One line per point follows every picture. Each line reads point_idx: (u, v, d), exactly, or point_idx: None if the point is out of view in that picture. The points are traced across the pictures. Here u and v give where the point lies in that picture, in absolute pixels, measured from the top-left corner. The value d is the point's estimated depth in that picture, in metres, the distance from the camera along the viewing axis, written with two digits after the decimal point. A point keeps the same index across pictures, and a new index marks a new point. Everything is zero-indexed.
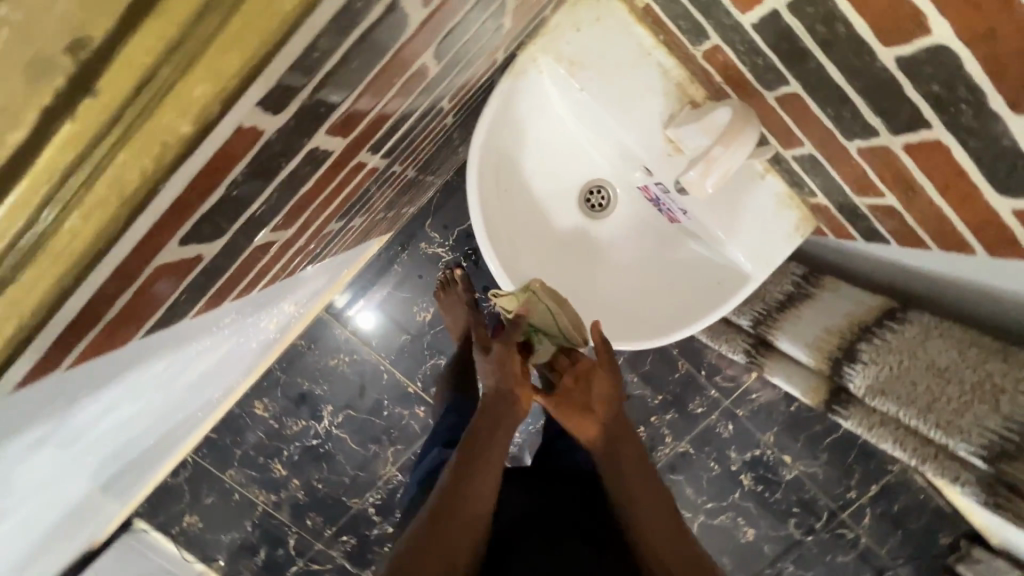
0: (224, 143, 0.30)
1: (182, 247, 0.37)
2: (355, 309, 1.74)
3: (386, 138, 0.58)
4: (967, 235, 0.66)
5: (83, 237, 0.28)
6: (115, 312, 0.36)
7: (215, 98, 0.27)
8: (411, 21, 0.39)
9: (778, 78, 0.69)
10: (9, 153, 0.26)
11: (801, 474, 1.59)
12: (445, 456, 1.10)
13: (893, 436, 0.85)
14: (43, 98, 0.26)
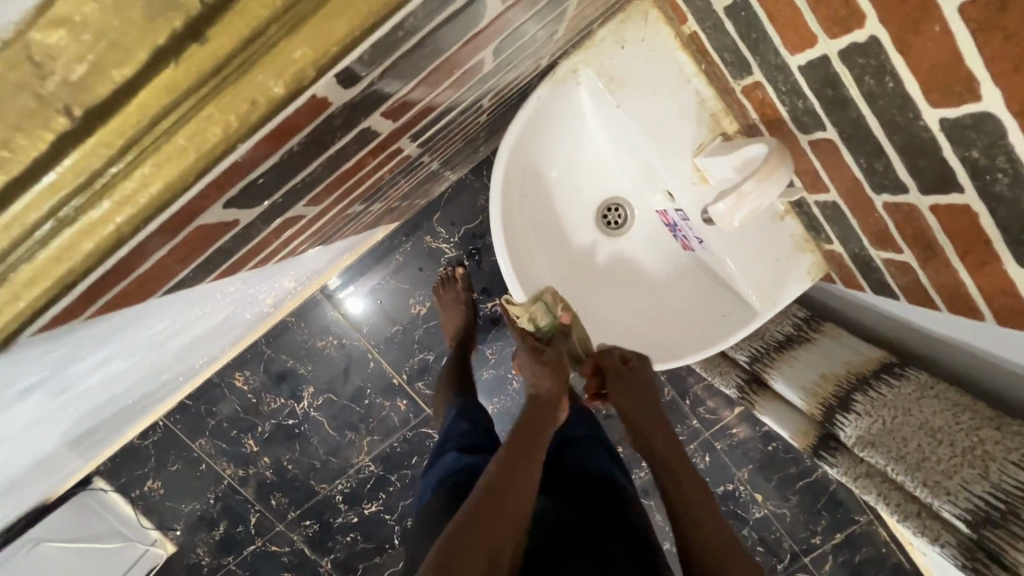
0: (296, 111, 0.31)
1: (223, 211, 0.36)
2: (343, 294, 1.72)
3: (424, 129, 0.57)
4: (979, 302, 0.67)
5: (154, 184, 0.30)
6: (148, 266, 0.36)
7: (312, 62, 0.29)
8: (483, 15, 0.38)
9: (815, 122, 0.70)
10: (96, 98, 0.27)
11: (769, 513, 1.60)
12: (461, 461, 1.08)
13: (878, 489, 0.85)
14: (143, 46, 0.26)
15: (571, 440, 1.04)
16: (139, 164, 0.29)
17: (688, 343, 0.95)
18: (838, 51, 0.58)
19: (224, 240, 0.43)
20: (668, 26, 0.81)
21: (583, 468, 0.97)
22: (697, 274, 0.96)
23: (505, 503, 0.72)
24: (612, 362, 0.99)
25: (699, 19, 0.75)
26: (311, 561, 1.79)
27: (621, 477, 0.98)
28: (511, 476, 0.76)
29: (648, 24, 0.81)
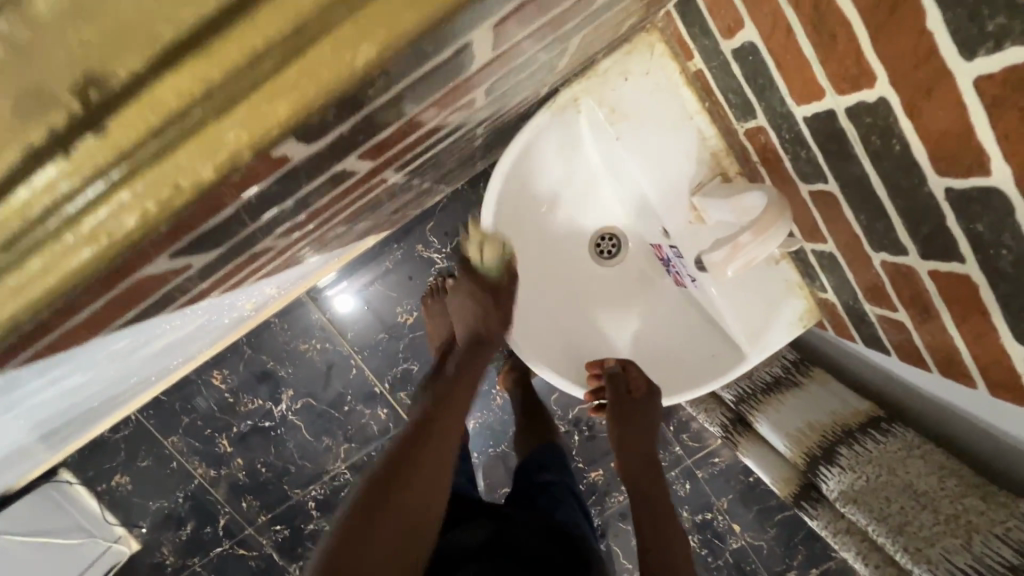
0: (240, 183, 0.27)
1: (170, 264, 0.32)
2: (336, 290, 1.69)
3: (411, 158, 0.55)
4: (972, 370, 0.65)
5: (67, 266, 0.25)
6: (82, 320, 0.32)
7: (245, 145, 0.24)
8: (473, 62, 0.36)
9: (816, 173, 0.68)
10: (6, 164, 0.23)
11: (747, 545, 1.58)
12: None
13: (857, 547, 0.84)
14: (60, 105, 0.23)
15: (544, 489, 1.01)
16: (63, 234, 0.25)
17: (674, 382, 0.94)
18: (846, 107, 0.56)
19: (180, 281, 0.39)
20: (674, 61, 0.79)
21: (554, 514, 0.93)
22: (687, 313, 0.93)
23: (437, 436, 0.69)
24: (619, 388, 0.95)
25: (706, 57, 0.73)
26: (279, 567, 1.74)
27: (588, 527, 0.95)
28: (445, 411, 0.73)
29: (653, 57, 0.80)
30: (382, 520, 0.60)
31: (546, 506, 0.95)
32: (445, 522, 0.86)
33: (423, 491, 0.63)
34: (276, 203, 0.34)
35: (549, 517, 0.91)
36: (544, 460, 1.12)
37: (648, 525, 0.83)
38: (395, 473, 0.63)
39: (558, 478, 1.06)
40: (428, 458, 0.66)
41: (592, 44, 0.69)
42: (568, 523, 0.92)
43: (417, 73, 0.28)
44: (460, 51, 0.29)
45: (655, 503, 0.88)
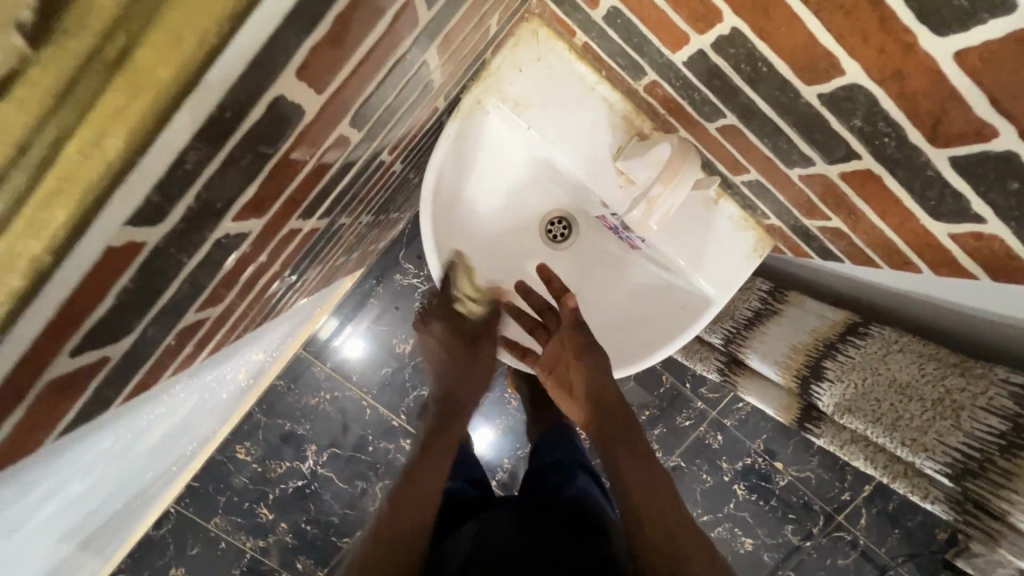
0: (94, 266, 0.27)
1: (75, 358, 0.32)
2: (342, 337, 1.73)
3: (319, 205, 0.57)
4: (912, 256, 0.66)
5: None
6: (6, 435, 0.32)
7: (50, 246, 0.25)
8: (321, 115, 0.38)
9: (715, 111, 0.70)
10: None
11: (795, 479, 1.58)
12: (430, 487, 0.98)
13: (864, 453, 0.85)
14: None
15: (552, 469, 1.03)
16: None
17: (646, 345, 0.94)
18: (710, 44, 0.58)
19: (107, 376, 0.40)
20: (560, 41, 0.81)
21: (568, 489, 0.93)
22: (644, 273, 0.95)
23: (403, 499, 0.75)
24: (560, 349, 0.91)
25: (585, 30, 0.75)
26: None
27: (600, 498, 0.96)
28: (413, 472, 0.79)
29: (540, 42, 0.82)
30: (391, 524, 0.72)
31: (555, 482, 0.97)
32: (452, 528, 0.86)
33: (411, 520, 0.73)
34: (173, 276, 0.36)
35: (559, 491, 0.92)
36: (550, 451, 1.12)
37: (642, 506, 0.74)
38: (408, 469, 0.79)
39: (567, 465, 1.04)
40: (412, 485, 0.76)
41: (475, 49, 0.71)
42: (579, 496, 0.91)
43: (242, 128, 0.29)
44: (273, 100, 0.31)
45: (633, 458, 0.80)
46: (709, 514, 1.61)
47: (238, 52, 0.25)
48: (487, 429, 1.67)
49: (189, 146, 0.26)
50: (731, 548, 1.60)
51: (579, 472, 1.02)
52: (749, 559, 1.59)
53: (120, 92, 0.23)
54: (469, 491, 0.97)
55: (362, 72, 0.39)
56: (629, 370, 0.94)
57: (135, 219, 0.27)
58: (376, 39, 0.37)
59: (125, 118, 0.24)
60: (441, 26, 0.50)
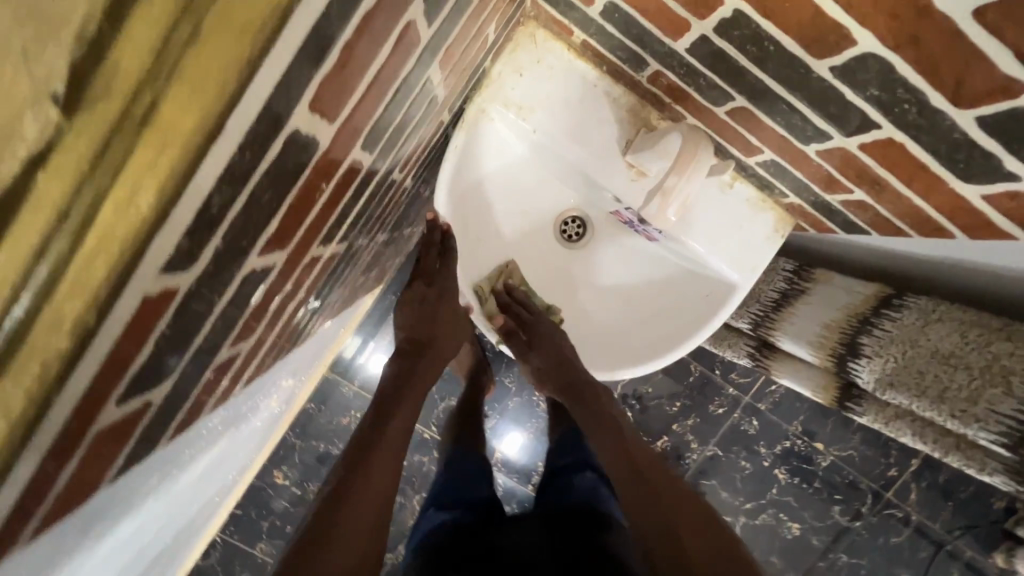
0: (132, 317, 0.27)
1: (120, 406, 0.32)
2: (365, 354, 1.75)
3: (337, 230, 0.57)
4: (944, 223, 0.64)
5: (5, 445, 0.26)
6: (60, 488, 0.33)
7: (90, 306, 0.24)
8: (334, 144, 0.38)
9: (722, 95, 0.68)
10: None
11: (837, 459, 1.55)
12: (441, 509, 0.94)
13: (911, 429, 0.83)
14: None
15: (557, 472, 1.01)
16: None
17: (671, 338, 0.93)
18: (712, 29, 0.57)
19: (150, 421, 0.40)
20: (558, 41, 0.81)
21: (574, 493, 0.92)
22: (666, 264, 0.95)
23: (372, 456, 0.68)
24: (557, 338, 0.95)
25: (583, 28, 0.74)
26: None
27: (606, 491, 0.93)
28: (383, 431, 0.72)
29: (538, 44, 0.81)
30: (348, 511, 0.62)
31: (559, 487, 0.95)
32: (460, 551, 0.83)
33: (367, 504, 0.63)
34: (205, 314, 0.36)
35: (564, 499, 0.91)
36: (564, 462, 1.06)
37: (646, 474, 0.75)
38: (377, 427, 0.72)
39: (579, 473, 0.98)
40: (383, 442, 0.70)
41: (474, 59, 0.71)
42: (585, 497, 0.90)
43: (263, 162, 0.29)
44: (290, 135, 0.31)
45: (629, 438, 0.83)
46: (751, 502, 1.58)
47: (259, 88, 0.25)
48: (518, 433, 1.66)
49: (215, 190, 0.26)
50: (778, 534, 1.56)
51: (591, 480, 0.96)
52: (798, 544, 1.55)
53: (159, 151, 0.22)
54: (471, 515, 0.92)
55: (371, 96, 0.39)
56: (657, 365, 0.93)
57: (168, 267, 0.27)
58: (382, 62, 0.37)
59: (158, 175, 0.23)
60: (443, 40, 0.49)
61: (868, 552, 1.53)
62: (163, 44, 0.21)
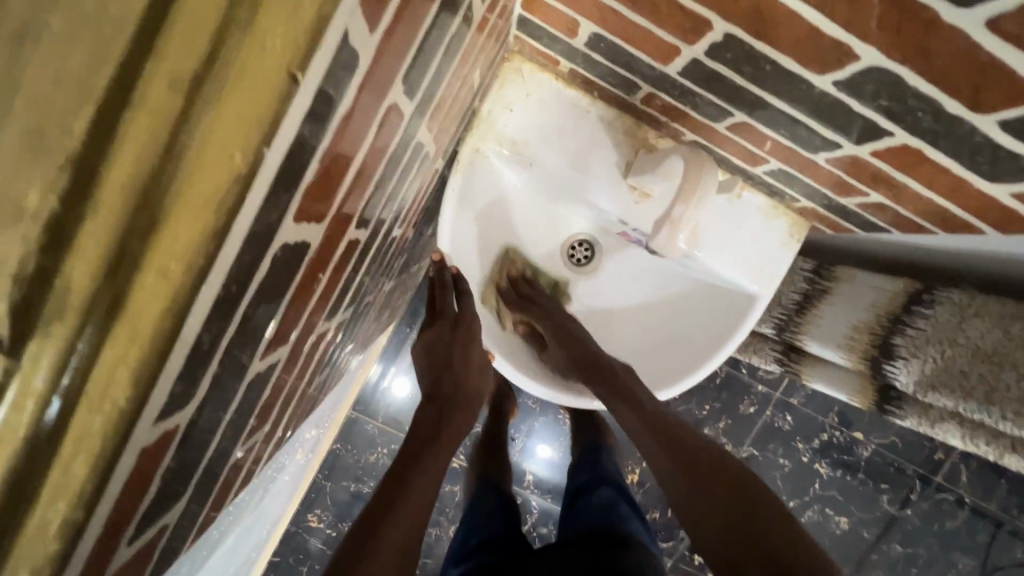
0: (132, 471, 0.25)
1: (133, 544, 0.31)
2: (388, 378, 1.73)
3: (341, 296, 0.56)
4: (972, 220, 0.61)
5: None
6: None
7: (84, 476, 0.23)
8: (325, 236, 0.37)
9: (720, 111, 0.66)
10: None
11: (879, 448, 1.49)
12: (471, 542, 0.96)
13: (960, 430, 0.78)
14: None
15: (577, 492, 1.03)
16: None
17: (694, 354, 0.89)
18: (703, 53, 0.55)
19: (169, 535, 0.39)
20: (545, 72, 0.80)
21: (595, 511, 0.93)
22: (680, 280, 0.92)
23: (407, 492, 0.65)
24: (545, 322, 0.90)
25: (569, 58, 0.73)
26: None
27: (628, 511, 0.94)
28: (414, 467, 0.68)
29: (526, 78, 0.80)
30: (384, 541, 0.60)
31: (582, 508, 0.97)
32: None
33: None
34: (214, 430, 0.35)
35: (587, 515, 0.93)
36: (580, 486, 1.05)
37: (670, 446, 0.73)
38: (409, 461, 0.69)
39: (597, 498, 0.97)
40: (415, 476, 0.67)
41: (462, 103, 0.69)
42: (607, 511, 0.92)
43: (254, 285, 0.28)
44: (278, 251, 0.29)
45: (654, 421, 0.77)
46: (795, 500, 1.52)
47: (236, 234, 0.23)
48: (550, 450, 1.64)
49: (204, 331, 0.25)
50: (827, 531, 1.51)
51: (609, 501, 0.96)
52: (848, 539, 1.50)
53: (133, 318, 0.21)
54: (492, 555, 0.90)
55: (359, 182, 0.38)
56: (682, 386, 0.89)
57: (163, 415, 0.25)
58: (366, 151, 0.36)
59: (138, 341, 0.21)
60: (427, 101, 0.48)
61: (923, 541, 1.47)
62: (133, 223, 0.20)
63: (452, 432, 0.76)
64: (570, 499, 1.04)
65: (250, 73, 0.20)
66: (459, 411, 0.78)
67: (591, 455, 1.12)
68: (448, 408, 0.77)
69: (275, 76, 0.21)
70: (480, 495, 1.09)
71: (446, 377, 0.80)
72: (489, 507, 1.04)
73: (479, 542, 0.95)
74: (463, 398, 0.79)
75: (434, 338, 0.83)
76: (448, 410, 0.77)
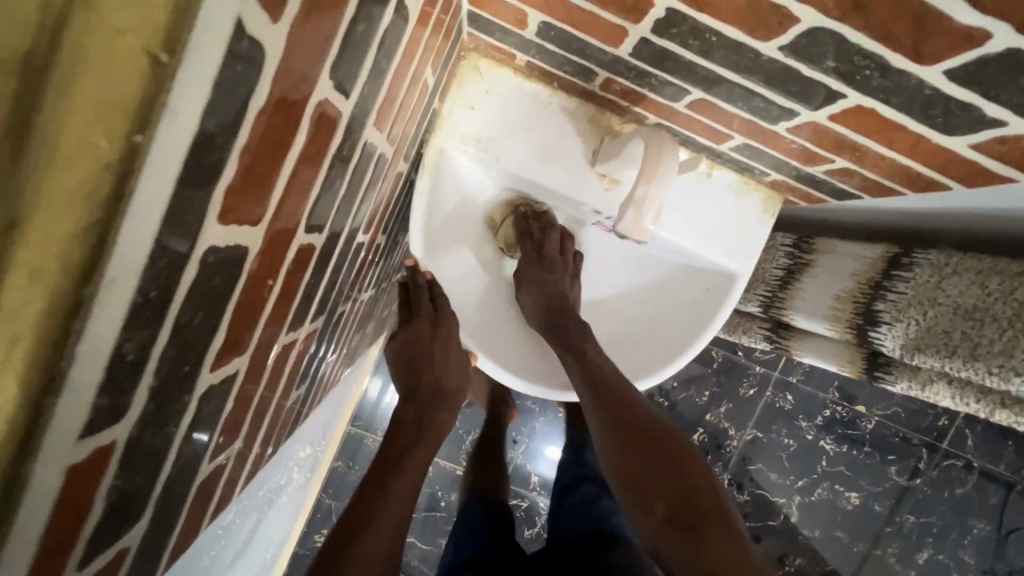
0: (60, 492, 0.25)
1: (81, 570, 0.30)
2: (390, 393, 1.71)
3: (307, 307, 0.55)
4: (937, 176, 0.61)
5: None
6: None
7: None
8: (267, 240, 0.36)
9: (678, 90, 0.66)
10: None
11: (882, 419, 1.48)
12: (461, 550, 0.97)
13: (948, 389, 0.77)
14: None
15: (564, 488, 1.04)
16: None
17: (680, 337, 0.89)
18: (649, 31, 0.54)
19: (134, 561, 0.38)
20: (503, 67, 0.79)
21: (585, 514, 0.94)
22: (659, 266, 0.91)
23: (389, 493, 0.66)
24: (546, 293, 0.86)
25: (524, 51, 0.72)
26: None
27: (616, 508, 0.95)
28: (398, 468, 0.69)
29: (484, 75, 0.80)
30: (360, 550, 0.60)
31: (569, 509, 0.98)
32: None
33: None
34: (166, 447, 0.34)
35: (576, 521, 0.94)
36: (565, 486, 1.05)
37: (640, 440, 0.70)
38: (392, 466, 0.70)
39: (582, 497, 0.98)
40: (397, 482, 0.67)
41: (420, 104, 0.68)
42: (594, 514, 0.93)
43: (180, 292, 0.27)
44: (204, 255, 0.28)
45: (623, 415, 0.73)
46: (803, 479, 1.52)
47: (137, 235, 0.22)
48: (554, 450, 1.62)
49: (122, 340, 0.24)
50: (838, 508, 1.50)
51: (594, 498, 0.97)
52: (859, 514, 1.49)
53: (24, 328, 0.20)
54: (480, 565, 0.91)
55: (300, 186, 0.38)
56: (671, 370, 0.88)
57: (87, 431, 0.24)
58: (303, 149, 0.35)
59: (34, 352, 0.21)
60: (375, 98, 0.47)
61: (936, 509, 1.45)
62: None
63: (438, 428, 0.80)
64: (558, 495, 1.05)
65: (101, 46, 0.18)
66: (443, 407, 0.82)
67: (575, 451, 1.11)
68: (432, 404, 0.82)
69: (132, 55, 0.19)
70: (469, 500, 1.10)
71: (428, 376, 0.83)
72: (480, 510, 1.05)
73: (471, 555, 0.94)
74: (447, 396, 0.83)
75: (413, 335, 0.85)
76: (435, 408, 0.81)
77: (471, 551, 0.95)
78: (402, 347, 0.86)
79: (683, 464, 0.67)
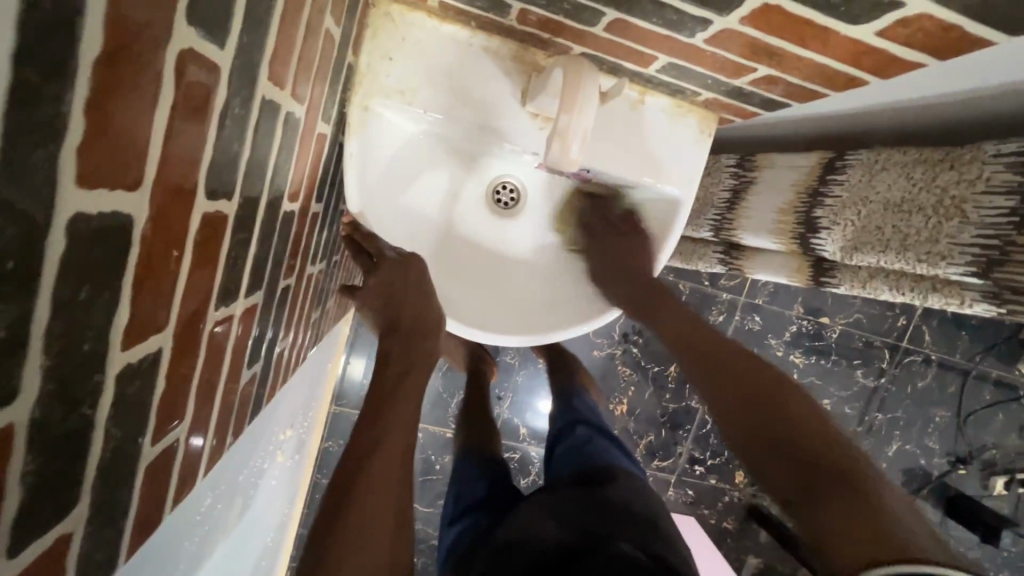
0: None
1: (14, 556, 0.30)
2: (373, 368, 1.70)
3: (236, 282, 0.53)
4: (853, 70, 0.61)
5: None
6: None
7: None
8: (158, 208, 0.35)
9: (593, 13, 0.64)
10: None
11: (846, 327, 1.54)
12: (464, 502, 0.98)
13: (887, 284, 0.79)
14: None
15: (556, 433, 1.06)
16: None
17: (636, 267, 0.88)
18: None
19: (86, 545, 0.38)
20: (417, 11, 0.76)
21: (582, 451, 0.97)
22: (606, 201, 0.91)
23: (388, 426, 0.64)
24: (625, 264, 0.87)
25: None
26: None
27: (609, 445, 0.98)
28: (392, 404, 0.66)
29: (398, 21, 0.76)
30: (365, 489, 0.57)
31: (563, 449, 1.00)
32: (486, 536, 0.86)
33: (376, 509, 0.56)
34: (87, 428, 0.34)
35: (572, 458, 0.96)
36: (559, 430, 1.07)
37: (738, 395, 0.66)
38: (384, 402, 0.67)
39: (575, 440, 1.00)
40: (395, 420, 0.64)
41: (329, 58, 0.65)
42: (587, 451, 0.96)
43: (52, 261, 0.26)
44: (73, 222, 0.27)
45: (717, 368, 0.71)
46: None
47: None
48: (541, 402, 1.66)
49: None
50: None
51: (586, 439, 0.99)
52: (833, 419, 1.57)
53: None
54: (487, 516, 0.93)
55: (185, 148, 0.36)
56: None
57: None
58: (175, 104, 0.33)
59: None
60: (263, 49, 0.44)
61: (902, 403, 1.55)
62: None
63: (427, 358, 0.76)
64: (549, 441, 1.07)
65: None
66: (430, 337, 0.78)
67: (565, 401, 1.14)
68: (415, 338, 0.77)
69: None
70: (465, 453, 1.11)
71: (406, 312, 0.79)
72: (478, 463, 1.07)
73: (471, 506, 0.96)
74: (431, 327, 0.78)
75: (385, 278, 0.81)
76: (421, 339, 0.77)
77: (472, 501, 0.97)
78: (381, 283, 0.81)
79: (788, 408, 0.62)
